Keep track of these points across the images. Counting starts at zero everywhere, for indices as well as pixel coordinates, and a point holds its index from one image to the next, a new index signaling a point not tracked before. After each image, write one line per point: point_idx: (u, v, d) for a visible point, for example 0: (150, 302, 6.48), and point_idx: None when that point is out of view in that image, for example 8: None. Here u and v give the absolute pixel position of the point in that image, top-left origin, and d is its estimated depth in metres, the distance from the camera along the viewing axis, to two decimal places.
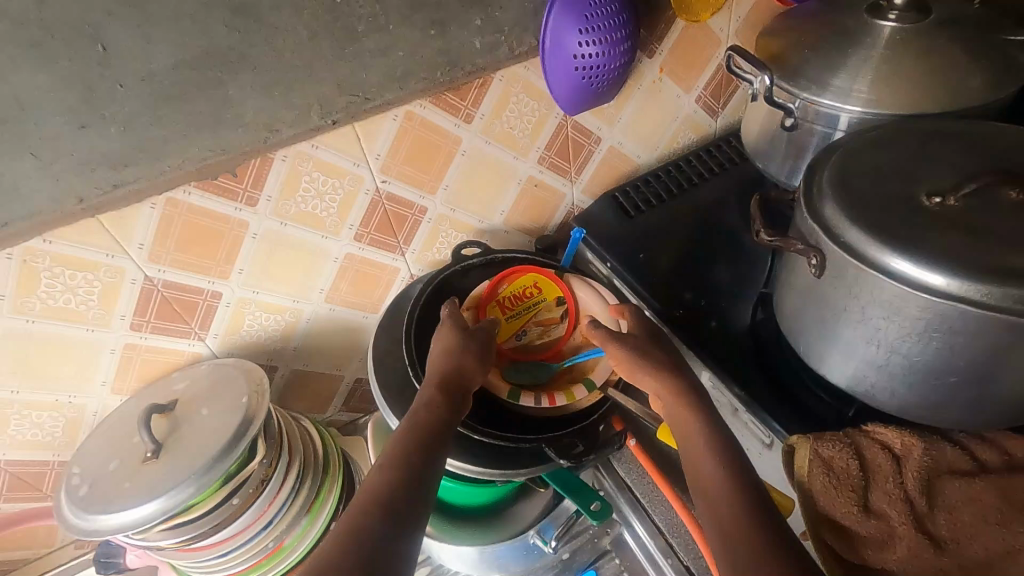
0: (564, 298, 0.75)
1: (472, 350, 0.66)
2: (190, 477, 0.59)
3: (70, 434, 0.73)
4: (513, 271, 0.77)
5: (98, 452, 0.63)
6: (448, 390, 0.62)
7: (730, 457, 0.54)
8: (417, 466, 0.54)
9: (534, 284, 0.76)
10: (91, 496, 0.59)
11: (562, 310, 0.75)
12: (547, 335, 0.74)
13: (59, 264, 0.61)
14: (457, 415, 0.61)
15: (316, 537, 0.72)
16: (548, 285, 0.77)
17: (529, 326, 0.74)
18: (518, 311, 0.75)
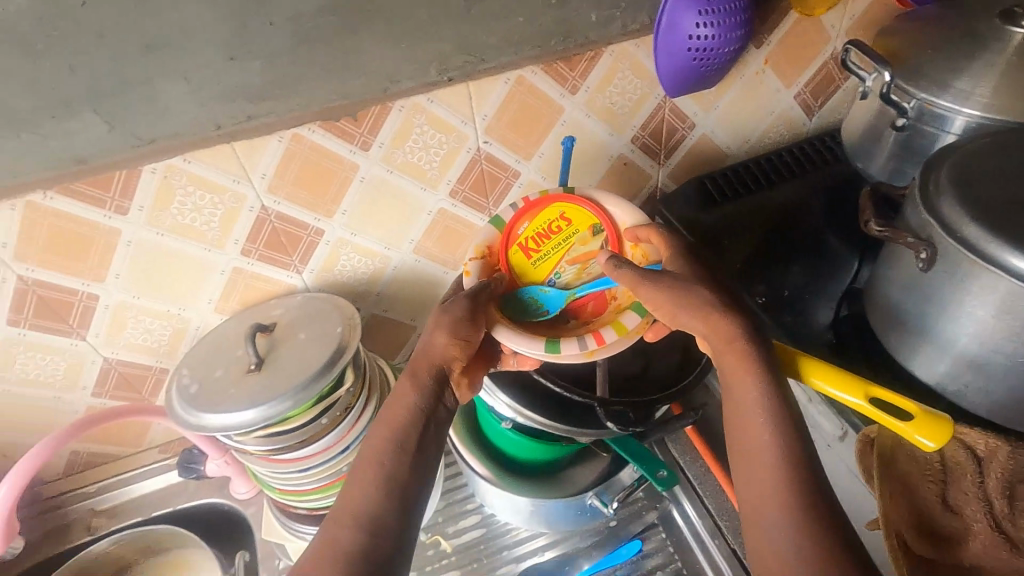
0: (596, 227, 0.71)
1: (445, 330, 0.61)
2: (288, 391, 0.63)
3: (174, 343, 0.79)
4: (532, 207, 0.71)
5: (205, 359, 0.68)
6: (423, 382, 0.60)
7: (785, 426, 0.51)
8: (389, 470, 0.55)
9: (560, 215, 0.72)
10: (199, 395, 0.65)
11: (596, 239, 0.71)
12: (585, 271, 0.70)
13: (192, 184, 0.66)
14: (438, 401, 0.61)
15: None
16: (575, 214, 0.72)
17: (562, 266, 0.71)
18: (546, 252, 0.71)
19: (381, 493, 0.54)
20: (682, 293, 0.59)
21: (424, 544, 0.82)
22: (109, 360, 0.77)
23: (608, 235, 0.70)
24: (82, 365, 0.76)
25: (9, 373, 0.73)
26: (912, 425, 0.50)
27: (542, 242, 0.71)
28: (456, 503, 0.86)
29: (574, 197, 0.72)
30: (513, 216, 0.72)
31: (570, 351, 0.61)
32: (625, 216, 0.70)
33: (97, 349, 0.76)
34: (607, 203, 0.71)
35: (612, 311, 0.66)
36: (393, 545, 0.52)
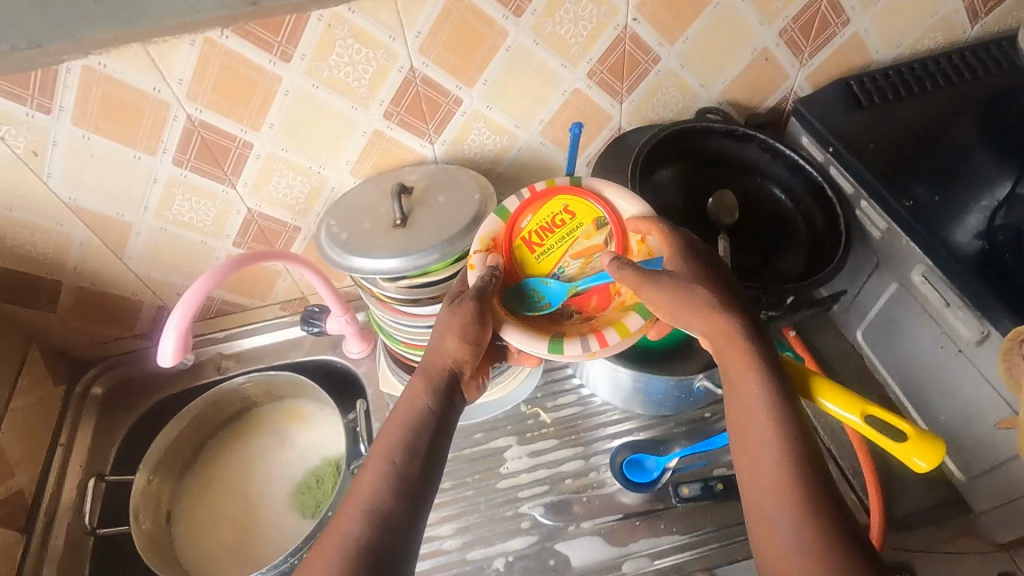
0: (601, 220, 0.68)
1: (453, 330, 0.60)
2: (435, 246, 0.67)
3: (310, 202, 0.83)
4: (537, 199, 0.70)
5: (353, 211, 0.72)
6: (435, 384, 0.59)
7: (789, 428, 0.53)
8: (402, 468, 0.54)
9: (564, 208, 0.70)
10: (350, 241, 0.69)
11: (600, 232, 0.68)
12: (589, 266, 0.67)
13: (352, 36, 0.67)
14: (450, 400, 0.60)
15: None
16: (579, 206, 0.69)
17: (567, 260, 0.67)
18: (550, 246, 0.68)
19: (390, 487, 0.53)
20: (686, 287, 0.59)
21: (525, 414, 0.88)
22: (252, 212, 0.82)
23: (613, 228, 0.67)
24: (229, 213, 0.82)
25: (168, 212, 0.79)
26: (910, 448, 0.53)
27: (546, 235, 0.68)
28: (556, 382, 0.91)
29: (578, 187, 0.70)
30: (516, 207, 0.70)
31: (574, 352, 0.60)
32: (629, 206, 0.68)
33: (244, 199, 0.80)
34: (615, 196, 0.69)
35: (615, 309, 0.65)
36: (405, 536, 0.51)
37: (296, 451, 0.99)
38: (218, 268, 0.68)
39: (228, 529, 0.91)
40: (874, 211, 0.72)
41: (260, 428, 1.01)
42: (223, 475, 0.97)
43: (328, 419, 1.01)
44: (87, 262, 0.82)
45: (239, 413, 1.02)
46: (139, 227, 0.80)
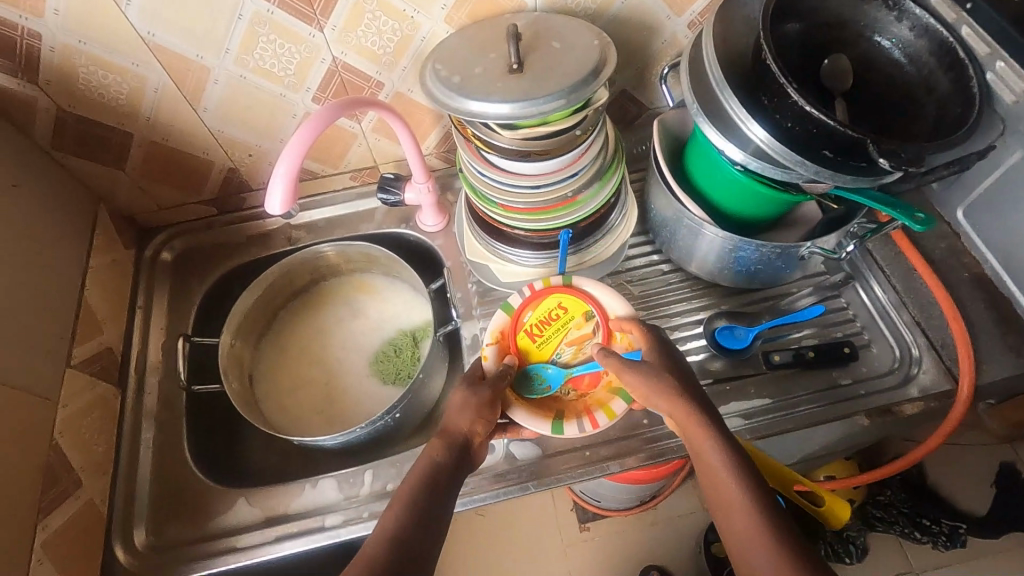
0: (591, 312, 0.77)
1: (464, 404, 0.68)
2: (559, 91, 0.62)
3: (397, 54, 0.77)
4: (534, 296, 0.79)
5: (463, 57, 0.68)
6: (453, 442, 0.63)
7: (751, 481, 0.57)
8: (423, 505, 0.56)
9: (560, 304, 0.79)
10: (464, 84, 0.65)
11: (591, 324, 0.77)
12: (583, 351, 0.77)
13: None
14: (460, 473, 0.62)
15: (599, 205, 0.79)
16: (573, 302, 0.78)
17: (562, 347, 0.77)
18: (548, 336, 0.77)
19: (406, 513, 0.55)
20: (656, 379, 0.65)
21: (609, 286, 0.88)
22: (336, 62, 0.77)
23: (601, 321, 0.77)
24: (313, 62, 0.76)
25: (249, 58, 0.73)
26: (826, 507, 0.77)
27: (543, 325, 0.78)
28: (638, 258, 0.90)
29: (569, 286, 0.79)
30: (517, 306, 0.79)
31: (571, 431, 0.71)
32: (613, 304, 0.77)
33: (330, 45, 0.74)
34: (599, 290, 0.78)
35: (604, 387, 0.75)
36: (420, 550, 0.52)
37: (370, 322, 0.99)
38: (316, 118, 0.65)
39: (309, 392, 0.93)
40: (1011, 73, 0.68)
41: (330, 300, 1.01)
42: (299, 343, 0.97)
43: (400, 293, 1.00)
44: (161, 112, 0.77)
45: (309, 285, 1.01)
46: (218, 73, 0.74)
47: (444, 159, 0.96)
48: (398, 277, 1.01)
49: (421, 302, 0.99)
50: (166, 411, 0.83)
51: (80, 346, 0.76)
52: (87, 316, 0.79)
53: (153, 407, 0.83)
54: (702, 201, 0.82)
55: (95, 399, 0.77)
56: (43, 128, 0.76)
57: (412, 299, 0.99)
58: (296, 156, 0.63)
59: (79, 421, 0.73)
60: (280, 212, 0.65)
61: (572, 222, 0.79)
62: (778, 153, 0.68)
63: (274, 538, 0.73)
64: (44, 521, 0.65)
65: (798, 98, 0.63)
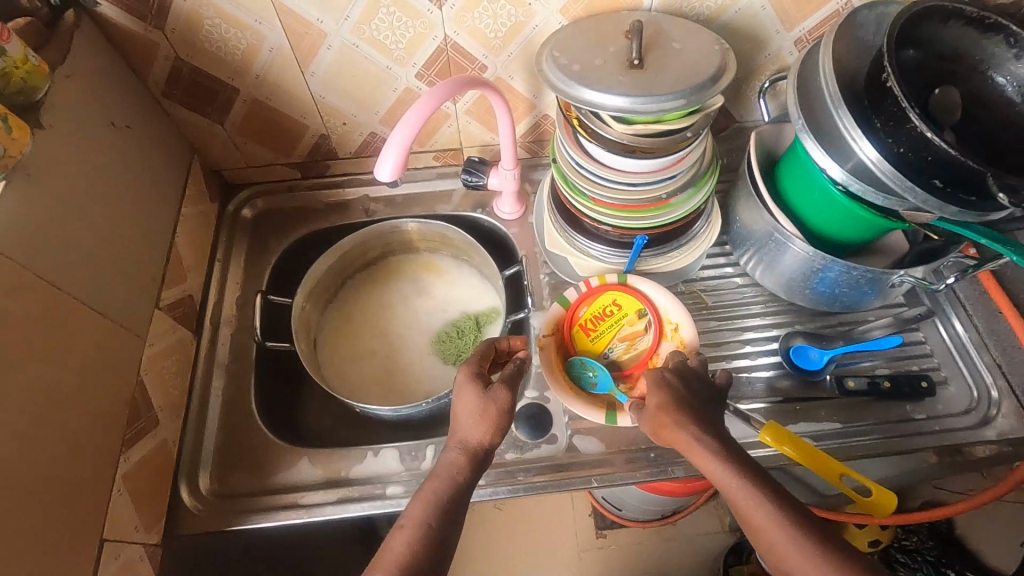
0: (645, 310, 0.77)
1: (474, 411, 0.65)
2: (680, 92, 0.62)
3: (507, 40, 0.78)
4: (590, 293, 0.78)
5: (582, 49, 0.68)
6: (471, 457, 0.63)
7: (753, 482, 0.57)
8: (437, 532, 0.57)
9: (614, 301, 0.78)
10: (584, 74, 0.66)
11: (645, 322, 0.77)
12: (636, 348, 0.77)
13: None
14: (476, 475, 0.64)
15: (688, 211, 0.78)
16: (627, 300, 0.78)
17: (615, 342, 0.77)
18: (602, 331, 0.77)
19: (419, 542, 0.56)
20: (656, 414, 0.63)
21: (684, 293, 0.88)
22: (447, 41, 0.78)
23: (653, 321, 0.76)
24: (425, 38, 0.77)
25: (365, 28, 0.75)
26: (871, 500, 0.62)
27: (597, 321, 0.78)
28: (714, 267, 0.90)
29: (625, 284, 0.78)
30: (571, 300, 0.79)
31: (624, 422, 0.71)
32: (668, 304, 0.76)
33: (445, 24, 0.75)
34: (652, 290, 0.78)
35: None
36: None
37: (434, 302, 1.00)
38: (432, 94, 0.65)
39: (371, 364, 0.94)
40: None
41: (398, 275, 1.02)
42: (365, 314, 0.99)
43: (465, 276, 1.01)
44: (271, 71, 0.79)
45: (378, 258, 1.02)
46: (333, 40, 0.76)
47: (528, 150, 0.96)
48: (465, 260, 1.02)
49: (486, 287, 1.00)
50: (236, 365, 0.84)
51: (168, 290, 0.78)
52: (176, 261, 0.81)
53: (225, 359, 0.84)
54: (793, 216, 0.83)
55: (176, 343, 0.78)
56: (158, 74, 0.78)
57: (477, 283, 1.00)
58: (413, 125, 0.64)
59: (162, 362, 0.75)
60: (387, 181, 0.66)
61: (658, 225, 0.79)
62: (889, 176, 0.67)
63: (338, 499, 0.74)
64: (126, 454, 0.66)
65: (920, 124, 0.62)
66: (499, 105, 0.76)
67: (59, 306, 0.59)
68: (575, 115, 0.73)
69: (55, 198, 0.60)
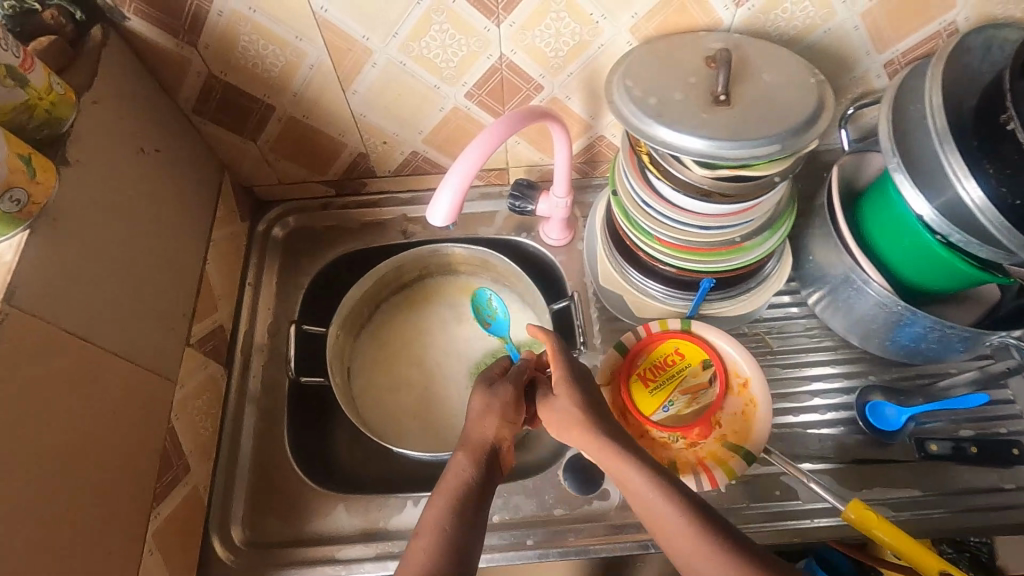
0: (710, 361, 0.71)
1: (483, 410, 0.62)
2: (774, 136, 0.55)
3: (568, 59, 0.71)
4: (650, 340, 0.72)
5: (658, 78, 0.61)
6: (476, 455, 0.58)
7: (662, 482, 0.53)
8: (454, 535, 0.50)
9: (676, 349, 0.72)
10: (662, 109, 0.58)
11: (709, 374, 0.71)
12: (698, 403, 0.71)
13: None
14: (490, 480, 0.57)
15: (761, 255, 0.71)
16: (691, 349, 0.72)
17: (676, 394, 0.71)
18: (663, 382, 0.71)
19: (437, 545, 0.49)
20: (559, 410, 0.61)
21: (748, 335, 0.81)
22: (503, 60, 0.71)
23: (719, 371, 0.70)
24: (478, 57, 0.70)
25: (414, 45, 0.68)
26: None
27: (658, 371, 0.72)
28: (779, 307, 0.83)
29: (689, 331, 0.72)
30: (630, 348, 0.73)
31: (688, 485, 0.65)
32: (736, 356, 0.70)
33: (501, 42, 0.68)
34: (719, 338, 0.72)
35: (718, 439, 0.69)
36: None
37: (474, 328, 0.94)
38: (494, 130, 0.59)
39: (408, 395, 0.89)
40: None
41: (436, 298, 0.96)
42: (401, 340, 0.93)
43: (505, 302, 0.95)
44: (309, 89, 0.73)
45: (416, 279, 0.96)
46: (378, 57, 0.69)
47: (578, 171, 0.90)
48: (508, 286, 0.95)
49: (528, 315, 0.93)
50: (268, 399, 0.80)
51: (198, 323, 0.73)
52: (206, 291, 0.76)
53: (256, 393, 0.80)
54: (878, 259, 0.75)
55: (206, 380, 0.74)
56: (189, 91, 0.72)
57: (518, 310, 0.94)
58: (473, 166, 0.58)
59: (192, 403, 0.70)
60: (441, 225, 0.60)
61: (727, 268, 0.72)
62: (998, 226, 0.60)
63: (376, 554, 0.70)
64: (157, 509, 0.62)
65: None
66: (558, 134, 0.69)
67: (88, 362, 0.54)
68: (645, 148, 0.66)
69: (82, 242, 0.55)
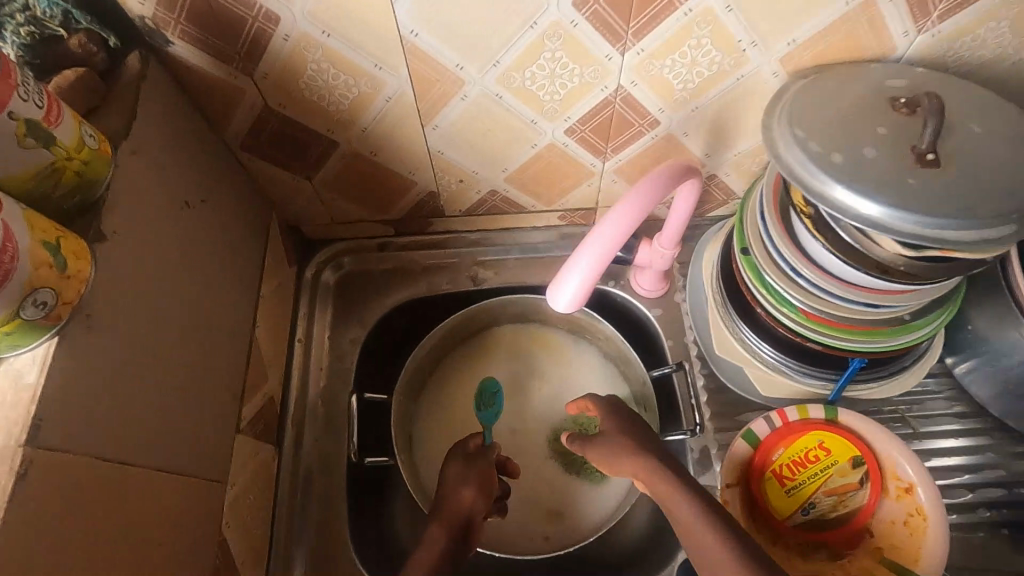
0: (862, 459, 0.59)
1: (458, 478, 0.66)
2: (1003, 215, 0.44)
3: (697, 92, 0.59)
4: (788, 431, 0.61)
5: (839, 128, 0.49)
6: (448, 528, 0.62)
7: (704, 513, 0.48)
8: None
9: (819, 443, 0.61)
10: (852, 169, 0.46)
11: (861, 474, 0.59)
12: (845, 507, 0.60)
13: None
14: (461, 549, 0.62)
15: (926, 334, 0.59)
16: (838, 443, 0.60)
17: (818, 496, 0.60)
18: (804, 482, 0.60)
19: None
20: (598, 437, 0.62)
21: (887, 414, 0.70)
22: (619, 92, 0.58)
23: (873, 471, 0.59)
24: (591, 89, 0.58)
25: (516, 76, 0.56)
26: None
27: (798, 466, 0.60)
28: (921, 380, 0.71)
29: (834, 421, 0.61)
30: (761, 438, 0.61)
31: None
32: (896, 455, 0.59)
33: (622, 72, 0.56)
34: (872, 430, 0.60)
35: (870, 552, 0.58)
36: None
37: (551, 386, 0.82)
38: (635, 198, 0.46)
39: None
40: None
41: (505, 355, 0.83)
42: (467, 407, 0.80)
43: (586, 360, 0.83)
44: (382, 124, 0.60)
45: (481, 332, 0.84)
46: (470, 89, 0.57)
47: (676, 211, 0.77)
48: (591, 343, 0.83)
49: (614, 379, 0.81)
50: (326, 481, 0.69)
51: (249, 402, 0.62)
52: (257, 361, 0.64)
53: (311, 473, 0.69)
54: None
55: (258, 468, 0.63)
56: (239, 126, 0.59)
57: (602, 372, 0.82)
58: (607, 257, 0.47)
59: (245, 501, 0.59)
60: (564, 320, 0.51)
61: (885, 349, 0.60)
62: None
63: None
64: None
65: None
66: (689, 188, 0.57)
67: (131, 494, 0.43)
68: (807, 206, 0.54)
69: (120, 338, 0.43)
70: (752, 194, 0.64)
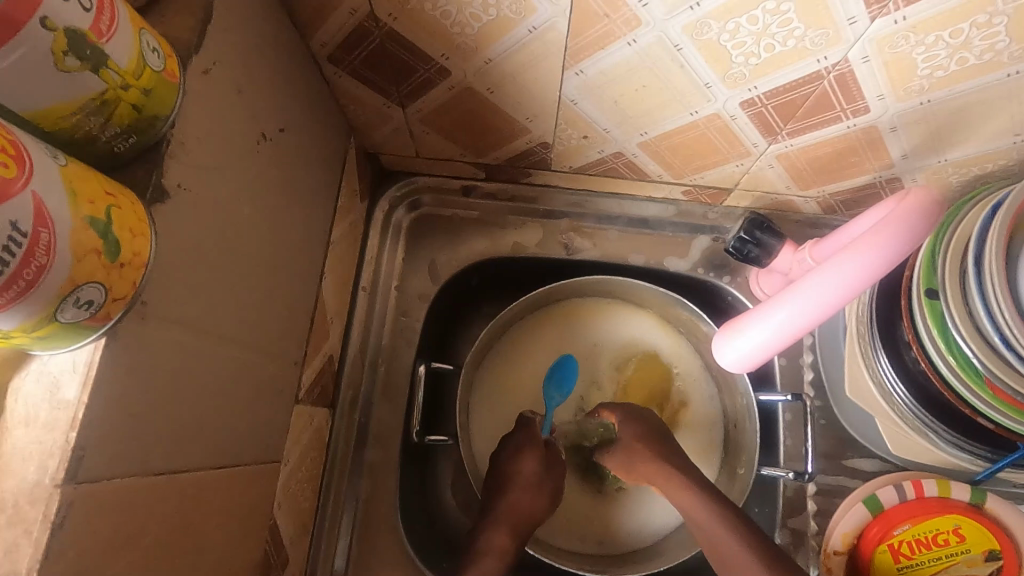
0: (998, 553, 0.55)
1: (535, 476, 0.60)
2: None
3: (942, 82, 0.43)
4: (920, 508, 0.56)
5: None
6: (513, 525, 0.59)
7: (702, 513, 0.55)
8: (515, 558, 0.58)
9: (952, 527, 0.56)
10: None
11: (990, 568, 0.56)
12: None
13: None
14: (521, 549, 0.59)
15: None
16: (975, 532, 0.56)
17: None
18: (922, 562, 0.56)
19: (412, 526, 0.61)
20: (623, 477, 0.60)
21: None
22: (838, 67, 0.43)
23: (1006, 568, 0.55)
24: (803, 58, 0.43)
25: (713, 27, 0.41)
26: None
27: (919, 545, 0.56)
28: None
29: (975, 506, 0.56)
30: (886, 508, 0.57)
31: None
32: None
33: (857, 43, 0.41)
34: (1020, 528, 0.56)
35: None
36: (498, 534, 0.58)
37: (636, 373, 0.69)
38: (846, 265, 0.43)
39: None
40: None
41: (603, 354, 0.70)
42: (531, 390, 0.69)
43: (681, 359, 0.69)
44: (511, 59, 0.47)
45: (566, 306, 0.71)
46: (645, 33, 0.42)
47: (828, 210, 0.64)
48: (693, 346, 0.70)
49: (707, 391, 0.68)
50: (379, 453, 0.63)
51: (310, 366, 0.54)
52: (321, 319, 0.56)
53: (365, 441, 0.63)
54: None
55: (312, 438, 0.56)
56: (330, 33, 0.46)
57: (698, 379, 0.69)
58: (784, 334, 0.47)
59: (296, 477, 0.53)
60: (728, 368, 0.53)
61: None
62: None
63: None
64: None
65: None
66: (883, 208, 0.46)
67: (185, 504, 0.36)
68: None
69: (181, 323, 0.34)
70: (964, 220, 0.49)
